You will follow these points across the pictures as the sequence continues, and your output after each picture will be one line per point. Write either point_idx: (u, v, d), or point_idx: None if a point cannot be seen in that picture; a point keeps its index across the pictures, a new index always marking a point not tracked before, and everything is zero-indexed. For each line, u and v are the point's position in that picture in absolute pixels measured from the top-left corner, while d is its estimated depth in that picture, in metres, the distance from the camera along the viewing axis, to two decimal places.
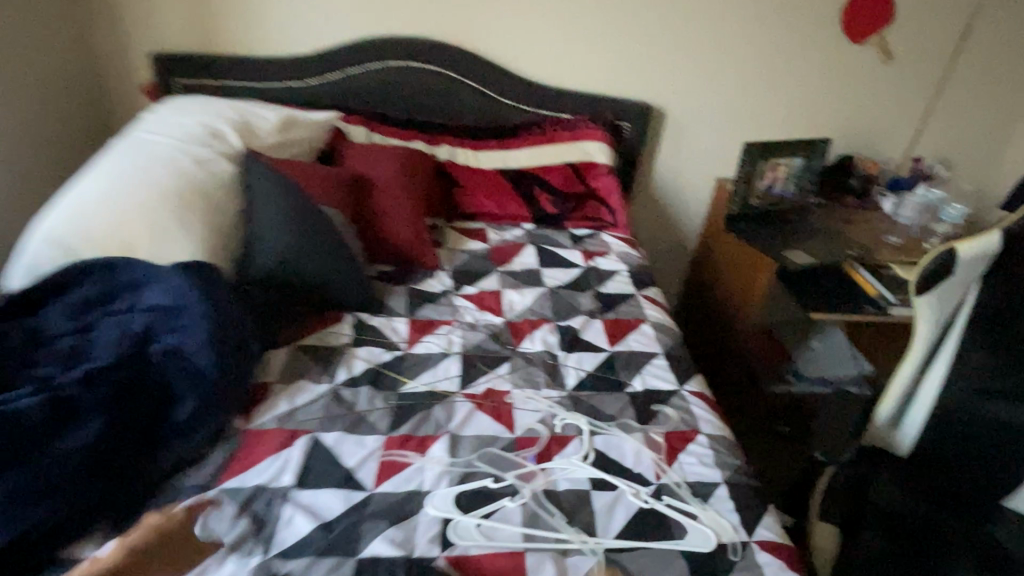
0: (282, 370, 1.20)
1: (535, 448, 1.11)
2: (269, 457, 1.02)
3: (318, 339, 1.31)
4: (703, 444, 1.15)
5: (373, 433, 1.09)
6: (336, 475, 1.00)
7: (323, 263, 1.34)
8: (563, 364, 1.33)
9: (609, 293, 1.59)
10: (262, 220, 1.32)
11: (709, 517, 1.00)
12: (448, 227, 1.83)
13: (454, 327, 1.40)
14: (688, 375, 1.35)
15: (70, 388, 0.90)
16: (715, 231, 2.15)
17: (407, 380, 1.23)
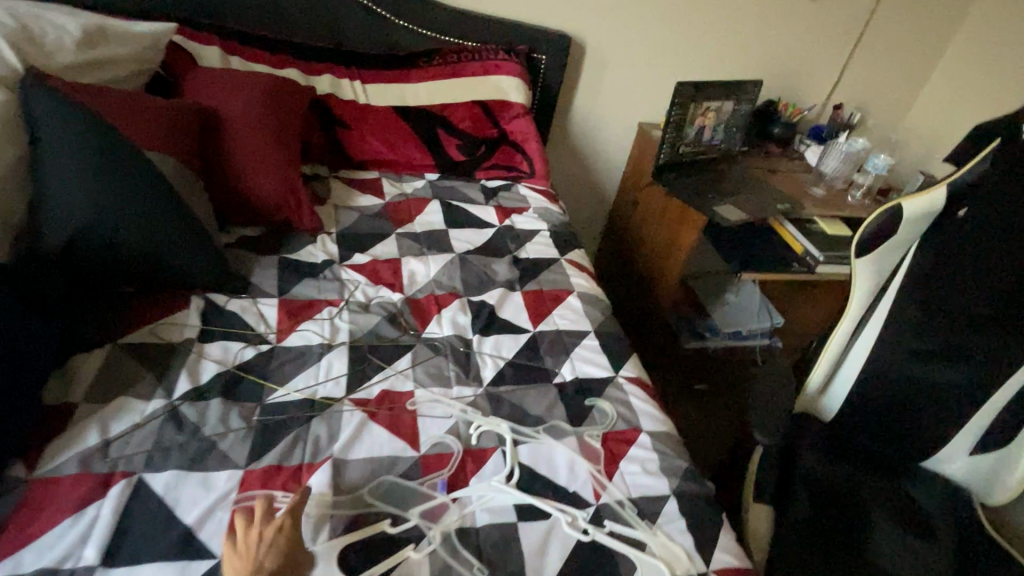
0: (94, 383, 0.88)
1: (445, 470, 0.87)
2: (65, 520, 0.71)
3: (151, 334, 0.98)
4: (645, 446, 0.97)
5: (226, 468, 0.81)
6: (166, 538, 0.72)
7: (153, 231, 0.99)
8: (478, 352, 1.09)
9: (529, 258, 1.36)
10: (54, 175, 0.95)
11: (660, 544, 0.82)
12: (334, 178, 1.50)
13: (340, 309, 1.11)
14: (623, 357, 1.16)
15: None
16: (637, 179, 1.93)
17: (276, 386, 0.95)
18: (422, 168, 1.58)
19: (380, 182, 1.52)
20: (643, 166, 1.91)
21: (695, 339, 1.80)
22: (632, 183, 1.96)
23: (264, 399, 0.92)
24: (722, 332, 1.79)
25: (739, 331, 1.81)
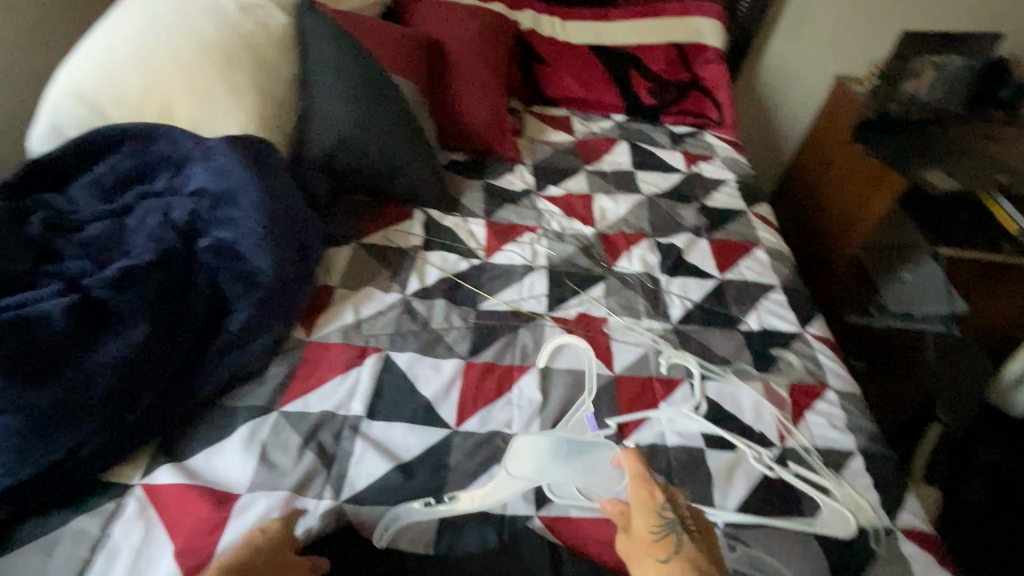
0: (345, 272, 1.04)
1: (636, 391, 0.93)
2: (336, 377, 0.86)
3: (384, 238, 1.12)
4: (832, 403, 0.98)
5: (451, 356, 0.93)
6: (414, 404, 0.85)
7: (391, 147, 1.12)
8: (665, 290, 1.13)
9: (715, 207, 1.36)
10: (318, 90, 1.10)
11: (846, 494, 0.81)
12: (527, 112, 1.57)
13: (539, 236, 1.20)
14: (809, 316, 1.14)
15: (103, 290, 0.75)
16: (828, 137, 1.77)
17: (488, 296, 1.05)
18: (611, 109, 1.60)
19: (570, 120, 1.57)
20: (834, 123, 1.76)
21: (858, 314, 1.63)
22: (821, 141, 1.80)
23: (478, 306, 1.04)
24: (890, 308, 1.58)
25: (910, 312, 1.55)
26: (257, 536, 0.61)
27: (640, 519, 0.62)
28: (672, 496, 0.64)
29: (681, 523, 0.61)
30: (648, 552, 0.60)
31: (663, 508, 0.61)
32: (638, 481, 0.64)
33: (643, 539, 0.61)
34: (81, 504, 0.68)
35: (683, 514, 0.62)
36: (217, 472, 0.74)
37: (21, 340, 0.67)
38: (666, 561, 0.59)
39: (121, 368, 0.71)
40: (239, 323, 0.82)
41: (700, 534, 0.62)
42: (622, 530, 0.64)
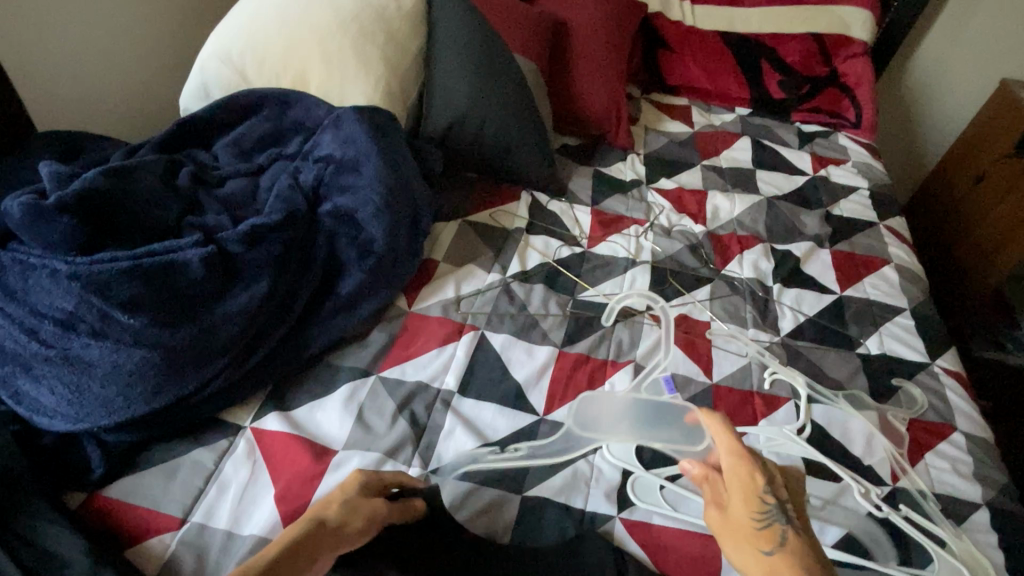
0: (450, 248, 1.06)
1: (733, 403, 0.89)
2: (433, 350, 0.88)
3: (490, 218, 1.13)
4: (959, 447, 0.88)
5: (546, 342, 0.93)
6: (505, 386, 0.86)
7: (507, 127, 1.12)
8: (776, 301, 1.06)
9: (841, 217, 1.25)
10: (441, 64, 1.11)
11: (965, 548, 0.74)
12: (645, 100, 1.52)
13: (646, 229, 1.16)
14: (940, 346, 1.03)
15: (235, 244, 0.79)
16: (983, 149, 1.52)
17: (588, 286, 1.03)
18: (736, 102, 1.52)
19: (690, 111, 1.50)
20: (993, 134, 1.50)
21: None
22: (974, 153, 1.55)
23: (576, 295, 1.02)
24: None
25: None
26: (337, 492, 0.63)
27: (739, 499, 0.57)
28: (775, 479, 0.58)
29: (785, 511, 0.55)
30: (747, 538, 0.55)
31: (764, 492, 0.56)
32: (738, 458, 0.59)
33: (744, 525, 0.56)
34: (201, 437, 0.74)
35: (785, 500, 0.57)
36: (319, 426, 0.78)
37: (164, 282, 0.73)
38: (768, 552, 0.53)
39: (244, 318, 0.76)
40: (350, 288, 0.86)
41: (803, 522, 0.57)
42: (713, 505, 0.59)
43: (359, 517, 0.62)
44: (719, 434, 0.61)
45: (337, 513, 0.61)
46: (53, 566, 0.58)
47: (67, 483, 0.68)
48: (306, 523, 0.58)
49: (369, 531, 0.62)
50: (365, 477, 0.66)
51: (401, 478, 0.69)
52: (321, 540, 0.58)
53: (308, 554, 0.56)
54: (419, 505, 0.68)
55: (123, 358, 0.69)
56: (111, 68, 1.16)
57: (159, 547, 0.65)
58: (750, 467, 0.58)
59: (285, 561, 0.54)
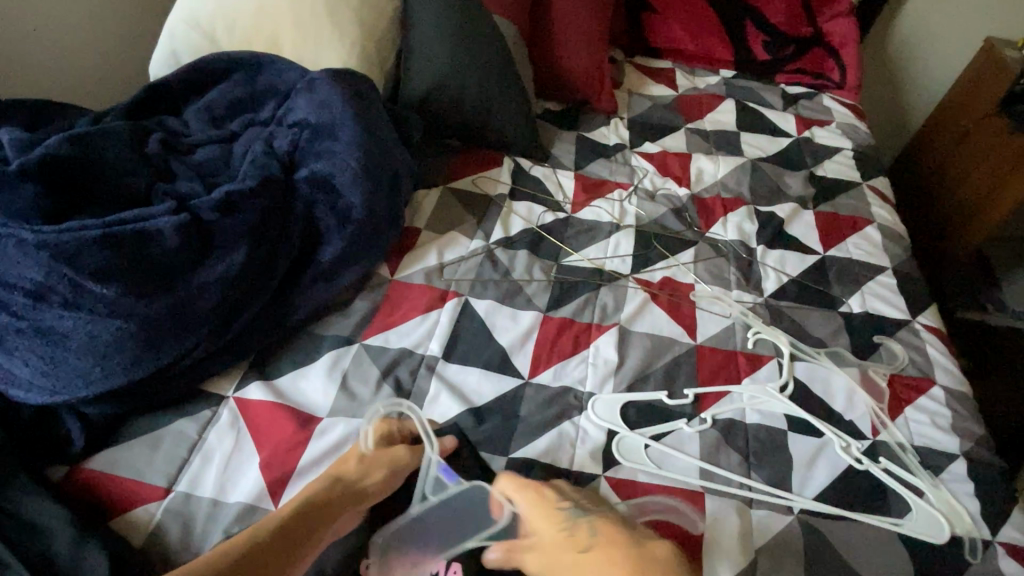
0: (432, 215, 1.04)
1: (717, 363, 0.89)
2: (416, 317, 0.87)
3: (472, 184, 1.11)
4: (938, 401, 0.89)
5: (530, 308, 0.92)
6: (489, 350, 0.86)
7: (487, 91, 1.10)
8: (760, 262, 1.06)
9: (825, 178, 1.25)
10: (418, 26, 1.08)
11: (941, 497, 0.77)
12: (628, 63, 1.49)
13: (630, 193, 1.15)
14: (922, 304, 1.04)
15: (209, 212, 0.78)
16: (968, 107, 1.50)
17: (572, 252, 1.03)
18: (719, 64, 1.50)
19: (673, 74, 1.48)
20: (980, 91, 1.48)
21: (971, 310, 1.50)
22: (958, 112, 1.54)
23: (560, 260, 1.01)
24: None
25: None
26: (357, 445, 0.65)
27: (546, 526, 0.59)
28: (651, 439, 0.78)
29: (658, 461, 0.74)
30: (630, 485, 0.72)
31: (640, 447, 0.76)
32: (528, 497, 0.62)
33: (557, 538, 0.58)
34: (183, 408, 0.74)
35: (659, 454, 0.75)
36: (303, 395, 0.77)
37: (137, 251, 0.72)
38: (583, 551, 0.56)
39: (222, 287, 0.75)
40: (330, 256, 0.85)
41: (626, 520, 0.59)
42: (530, 553, 0.60)
43: (379, 466, 0.64)
44: (507, 492, 0.62)
45: (356, 467, 0.63)
46: (35, 536, 0.58)
47: (47, 456, 0.67)
48: (325, 480, 0.61)
49: (390, 481, 0.64)
50: (387, 428, 0.68)
51: (424, 429, 0.71)
52: (343, 496, 0.60)
53: (331, 510, 0.59)
54: (450, 444, 0.69)
55: (99, 328, 0.68)
56: (75, 34, 1.12)
57: (144, 516, 0.65)
58: (631, 431, 0.78)
59: (303, 521, 0.56)
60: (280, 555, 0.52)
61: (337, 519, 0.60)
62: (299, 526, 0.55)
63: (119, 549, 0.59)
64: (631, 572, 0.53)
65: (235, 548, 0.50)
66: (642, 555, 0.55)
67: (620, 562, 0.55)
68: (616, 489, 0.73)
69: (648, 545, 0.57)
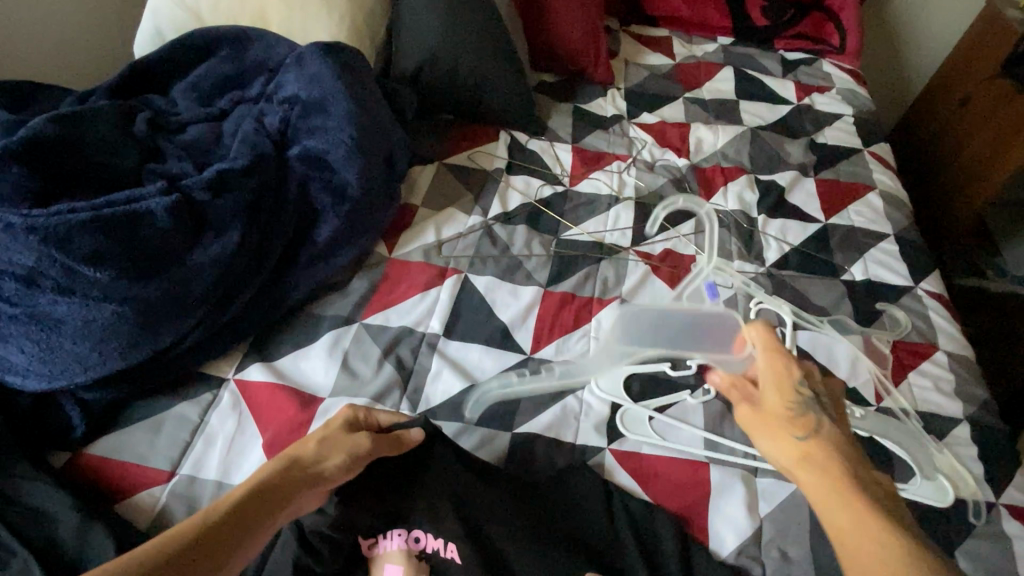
0: (428, 191, 1.03)
1: None
2: (415, 295, 0.87)
3: (469, 159, 1.09)
4: (941, 366, 0.89)
5: (530, 283, 0.91)
6: (490, 327, 0.85)
7: (481, 63, 1.08)
8: (761, 231, 1.05)
9: (826, 145, 1.24)
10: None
11: (946, 461, 0.76)
12: (624, 32, 1.46)
13: (629, 165, 1.13)
14: (924, 269, 1.03)
15: (201, 192, 0.76)
16: (968, 71, 1.48)
17: (571, 225, 1.01)
18: (718, 32, 1.46)
19: (670, 42, 1.45)
20: (979, 55, 1.46)
21: (971, 277, 1.47)
22: (958, 77, 1.52)
23: (559, 234, 1.00)
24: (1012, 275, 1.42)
25: None
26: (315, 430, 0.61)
27: (776, 397, 0.57)
28: (812, 373, 0.59)
29: (819, 401, 0.56)
30: (783, 428, 0.54)
31: (799, 384, 0.58)
32: (772, 354, 0.61)
33: (780, 408, 0.56)
34: (183, 391, 0.73)
35: (821, 391, 0.57)
36: (303, 374, 0.77)
37: (128, 233, 0.70)
38: (801, 437, 0.53)
39: (217, 268, 0.74)
40: (326, 235, 0.83)
41: (840, 419, 0.56)
42: (749, 407, 0.60)
43: (337, 449, 0.59)
44: (758, 343, 0.62)
45: (313, 449, 0.58)
46: (41, 522, 0.58)
47: (48, 443, 0.66)
48: (277, 464, 0.56)
49: (354, 466, 0.60)
50: (351, 414, 0.64)
51: (391, 417, 0.67)
52: (297, 481, 0.55)
53: (281, 497, 0.54)
54: (416, 436, 0.65)
55: (93, 313, 0.67)
56: (55, 13, 1.09)
57: (149, 500, 0.64)
58: (782, 359, 0.60)
59: (240, 511, 0.50)
60: (219, 548, 0.47)
61: (290, 508, 0.55)
62: (244, 515, 0.50)
63: (126, 532, 0.59)
64: (848, 486, 0.47)
65: (173, 539, 0.45)
66: (857, 474, 0.49)
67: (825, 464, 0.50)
68: (762, 437, 0.56)
69: (852, 482, 0.48)
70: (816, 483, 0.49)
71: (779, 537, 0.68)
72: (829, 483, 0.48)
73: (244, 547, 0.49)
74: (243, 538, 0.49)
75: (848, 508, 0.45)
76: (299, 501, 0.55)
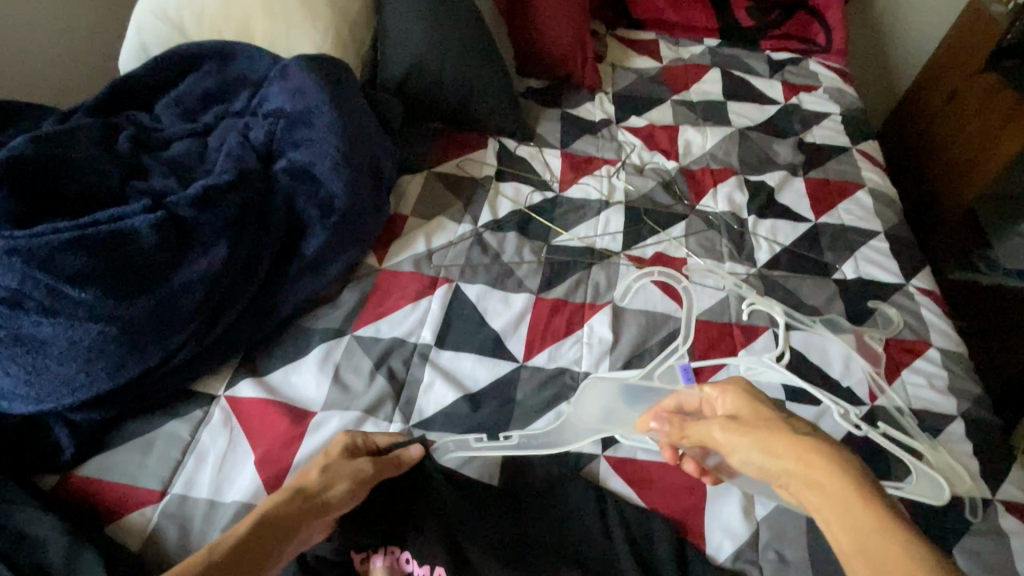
0: (418, 201, 1.02)
1: (713, 336, 0.89)
2: (407, 305, 0.86)
3: (458, 167, 1.09)
4: (935, 363, 0.89)
5: (521, 290, 0.91)
6: (483, 335, 0.85)
7: (467, 70, 1.08)
8: (751, 232, 1.05)
9: (814, 144, 1.24)
10: (392, 6, 1.05)
11: (940, 458, 0.74)
12: (610, 36, 1.47)
13: (618, 169, 1.13)
14: (915, 266, 1.03)
15: (186, 207, 0.76)
16: (955, 65, 1.49)
17: (561, 231, 1.01)
18: (704, 33, 1.47)
19: (657, 45, 1.45)
20: (965, 49, 1.46)
21: (962, 271, 1.47)
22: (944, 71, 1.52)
23: (550, 240, 1.00)
24: (1003, 269, 1.41)
25: None
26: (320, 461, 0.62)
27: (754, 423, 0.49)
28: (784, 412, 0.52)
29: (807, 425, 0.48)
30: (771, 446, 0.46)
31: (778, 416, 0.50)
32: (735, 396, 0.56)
33: (761, 425, 0.48)
34: (173, 409, 0.72)
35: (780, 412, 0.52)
36: (295, 388, 0.76)
37: (113, 251, 0.70)
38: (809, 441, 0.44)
39: (205, 284, 0.73)
40: (315, 247, 0.83)
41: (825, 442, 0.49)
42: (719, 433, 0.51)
43: (342, 476, 0.60)
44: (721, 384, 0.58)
45: (316, 477, 0.59)
46: (31, 547, 0.57)
47: (37, 465, 0.66)
48: (284, 493, 0.56)
49: (360, 492, 0.61)
50: (349, 440, 0.65)
51: (389, 439, 0.68)
52: (306, 510, 0.56)
53: (288, 527, 0.54)
54: (414, 453, 0.66)
55: (80, 333, 0.66)
56: (37, 29, 1.09)
57: (140, 521, 0.64)
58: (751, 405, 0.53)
59: (253, 538, 0.50)
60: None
61: (298, 537, 0.55)
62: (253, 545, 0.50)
63: (117, 555, 0.58)
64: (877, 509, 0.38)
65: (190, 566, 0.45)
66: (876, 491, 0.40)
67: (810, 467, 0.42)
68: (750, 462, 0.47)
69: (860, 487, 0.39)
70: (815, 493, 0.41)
71: (777, 540, 0.68)
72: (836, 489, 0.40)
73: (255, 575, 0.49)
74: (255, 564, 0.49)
75: (876, 536, 0.37)
76: (306, 531, 0.56)
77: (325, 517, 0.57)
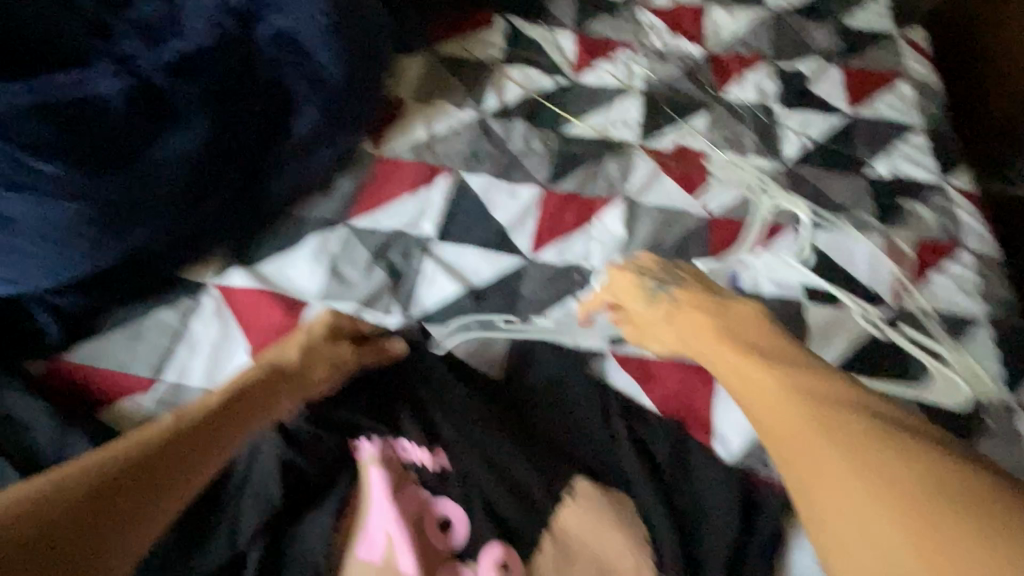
0: (417, 84, 0.94)
1: (731, 234, 0.83)
2: (406, 195, 0.81)
3: (463, 49, 1.00)
4: (967, 264, 0.84)
5: (528, 181, 0.85)
6: (487, 228, 0.79)
7: None
8: (779, 124, 0.97)
9: (855, 28, 1.12)
10: None
11: (964, 363, 0.74)
12: None
13: (637, 52, 1.03)
14: (955, 164, 0.95)
15: (158, 77, 0.69)
16: None
17: (574, 120, 0.93)
18: None
19: None
20: None
21: None
22: None
23: (561, 130, 0.92)
24: None
25: None
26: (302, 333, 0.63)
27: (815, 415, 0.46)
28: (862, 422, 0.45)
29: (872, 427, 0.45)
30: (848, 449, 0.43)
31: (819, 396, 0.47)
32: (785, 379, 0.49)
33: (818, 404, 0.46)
34: (162, 297, 0.69)
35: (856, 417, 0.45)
36: (289, 280, 0.72)
37: (83, 126, 0.64)
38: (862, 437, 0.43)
39: (188, 168, 0.68)
40: (305, 126, 0.76)
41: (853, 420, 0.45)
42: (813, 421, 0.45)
43: (320, 359, 0.61)
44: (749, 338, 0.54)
45: (295, 359, 0.60)
46: (17, 433, 0.56)
47: (20, 349, 0.63)
48: (258, 371, 0.57)
49: (333, 376, 0.62)
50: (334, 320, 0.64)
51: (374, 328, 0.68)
52: (278, 385, 0.58)
53: (255, 404, 0.55)
54: (397, 348, 0.66)
55: (52, 212, 0.62)
56: None
57: (133, 408, 0.62)
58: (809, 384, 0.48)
59: (219, 415, 0.52)
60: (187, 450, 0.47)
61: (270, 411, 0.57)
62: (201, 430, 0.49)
63: (110, 438, 0.57)
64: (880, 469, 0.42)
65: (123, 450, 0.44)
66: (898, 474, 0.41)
67: (905, 521, 0.39)
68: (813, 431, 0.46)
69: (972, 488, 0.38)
70: (870, 543, 0.40)
71: None
72: (880, 462, 0.41)
73: (218, 457, 0.50)
74: (204, 451, 0.48)
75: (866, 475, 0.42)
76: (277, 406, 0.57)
77: (300, 391, 0.59)
